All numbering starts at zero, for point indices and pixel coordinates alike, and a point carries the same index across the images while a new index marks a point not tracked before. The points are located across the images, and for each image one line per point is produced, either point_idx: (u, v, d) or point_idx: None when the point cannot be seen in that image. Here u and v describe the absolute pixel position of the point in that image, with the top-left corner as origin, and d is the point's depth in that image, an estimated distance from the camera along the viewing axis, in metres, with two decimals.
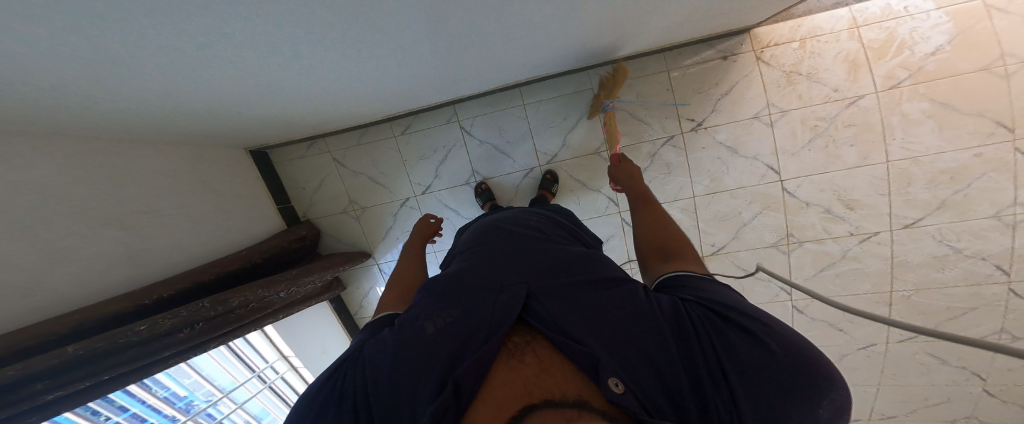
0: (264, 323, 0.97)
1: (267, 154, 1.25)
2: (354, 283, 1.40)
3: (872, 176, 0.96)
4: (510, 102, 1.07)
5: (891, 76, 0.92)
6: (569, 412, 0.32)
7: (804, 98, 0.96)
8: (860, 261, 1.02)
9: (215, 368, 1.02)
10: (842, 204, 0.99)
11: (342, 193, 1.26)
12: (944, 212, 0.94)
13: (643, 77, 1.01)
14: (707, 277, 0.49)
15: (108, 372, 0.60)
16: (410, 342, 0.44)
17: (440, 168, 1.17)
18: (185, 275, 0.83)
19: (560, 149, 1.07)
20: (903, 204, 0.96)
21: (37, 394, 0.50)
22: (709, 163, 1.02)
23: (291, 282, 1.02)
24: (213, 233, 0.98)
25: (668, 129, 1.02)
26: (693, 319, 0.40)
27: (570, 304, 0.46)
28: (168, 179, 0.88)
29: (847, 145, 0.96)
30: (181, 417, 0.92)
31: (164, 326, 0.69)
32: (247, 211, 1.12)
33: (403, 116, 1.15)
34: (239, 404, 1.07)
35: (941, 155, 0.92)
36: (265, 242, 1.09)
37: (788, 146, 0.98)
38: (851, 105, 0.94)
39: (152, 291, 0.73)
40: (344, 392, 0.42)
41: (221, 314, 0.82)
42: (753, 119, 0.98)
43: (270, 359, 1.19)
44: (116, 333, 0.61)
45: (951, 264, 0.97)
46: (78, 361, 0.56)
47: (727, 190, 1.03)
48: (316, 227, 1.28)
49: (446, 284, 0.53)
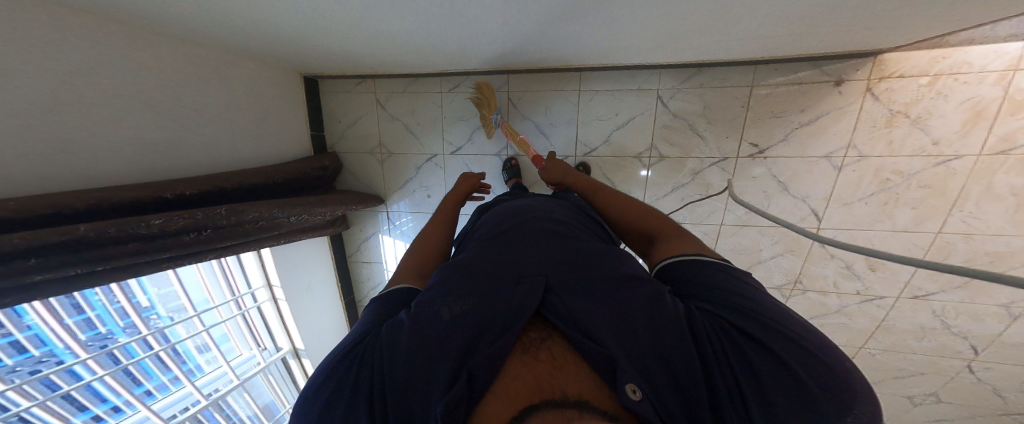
0: (268, 244, 0.95)
1: (314, 80, 1.19)
2: (359, 225, 1.38)
3: (912, 242, 0.95)
4: (566, 84, 1.02)
5: (1009, 138, 0.84)
6: (569, 412, 0.33)
7: (894, 146, 0.89)
8: (850, 317, 1.07)
9: (195, 284, 1.01)
10: (865, 264, 0.99)
11: (374, 135, 1.23)
12: (961, 291, 0.96)
13: (722, 88, 0.94)
14: (704, 259, 0.47)
15: (100, 264, 0.62)
16: (423, 325, 0.43)
17: (476, 133, 1.16)
18: (207, 177, 0.80)
19: (601, 144, 1.04)
20: (925, 276, 0.97)
21: (27, 273, 0.53)
22: (754, 194, 0.98)
23: (305, 210, 0.99)
24: (237, 148, 0.93)
25: (724, 150, 0.97)
26: (711, 333, 0.38)
27: (586, 299, 0.45)
28: (200, 80, 0.82)
29: (907, 206, 0.93)
30: (143, 330, 0.92)
31: (175, 225, 0.69)
32: (276, 131, 1.06)
33: (457, 73, 1.10)
34: (205, 328, 1.06)
35: (996, 237, 0.90)
36: (290, 164, 1.06)
37: (844, 194, 0.95)
38: (942, 163, 0.88)
39: (174, 186, 0.73)
40: (356, 369, 0.42)
41: (233, 224, 0.81)
42: (823, 159, 0.93)
43: (254, 285, 1.15)
44: (127, 222, 0.63)
45: (933, 336, 1.03)
46: (74, 245, 0.58)
47: (758, 225, 1.01)
48: (338, 161, 1.25)
49: (463, 269, 0.52)
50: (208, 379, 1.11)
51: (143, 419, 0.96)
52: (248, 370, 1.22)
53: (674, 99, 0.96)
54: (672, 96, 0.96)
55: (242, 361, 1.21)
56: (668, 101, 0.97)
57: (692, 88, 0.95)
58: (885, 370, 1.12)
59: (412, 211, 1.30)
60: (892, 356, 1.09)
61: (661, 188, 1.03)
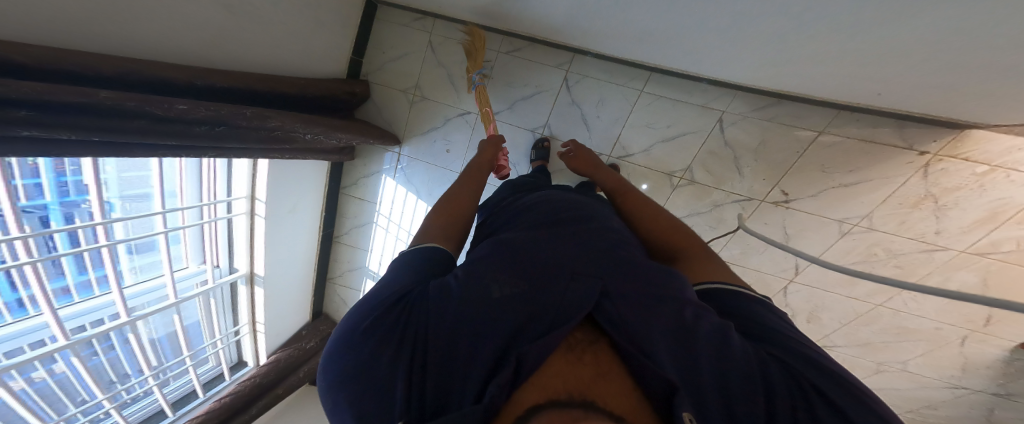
0: (268, 155, 0.85)
1: (376, 6, 1.14)
2: (364, 159, 1.31)
3: (851, 308, 1.16)
4: (631, 82, 1.05)
5: (996, 244, 0.97)
6: (575, 412, 0.32)
7: (903, 226, 1.01)
8: None
9: (174, 174, 0.91)
10: (805, 315, 1.22)
11: (415, 74, 1.16)
12: (859, 348, 1.22)
13: (789, 128, 1.00)
14: (750, 295, 0.49)
15: (101, 135, 0.47)
16: (471, 299, 0.44)
17: (517, 105, 1.13)
18: (239, 75, 0.71)
19: (639, 152, 1.10)
20: (841, 337, 1.22)
21: (19, 126, 0.38)
22: (755, 239, 1.13)
23: (325, 132, 0.90)
24: (255, 28, 0.76)
25: (753, 191, 1.07)
26: (780, 377, 0.36)
27: (643, 312, 0.43)
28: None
29: (872, 279, 1.10)
30: (95, 218, 0.77)
31: (200, 114, 0.58)
32: (298, 17, 0.88)
33: (519, 38, 1.07)
34: (166, 228, 0.92)
35: (918, 317, 1.12)
36: (321, 81, 0.98)
37: (836, 257, 1.09)
38: (929, 251, 1.02)
39: (210, 75, 0.63)
40: (403, 322, 0.43)
41: (251, 128, 0.70)
42: (837, 222, 1.05)
43: (236, 194, 1.05)
44: (154, 100, 0.50)
45: None
46: (81, 109, 0.43)
47: (745, 265, 1.18)
48: (368, 90, 1.17)
49: (513, 254, 0.52)
50: (139, 290, 0.93)
51: (40, 328, 0.74)
52: (187, 290, 1.06)
53: (733, 127, 1.03)
54: (734, 122, 1.02)
55: (187, 276, 1.06)
56: (727, 127, 1.03)
57: (757, 119, 1.01)
58: None
59: (415, 157, 1.25)
60: None
61: (677, 210, 1.14)
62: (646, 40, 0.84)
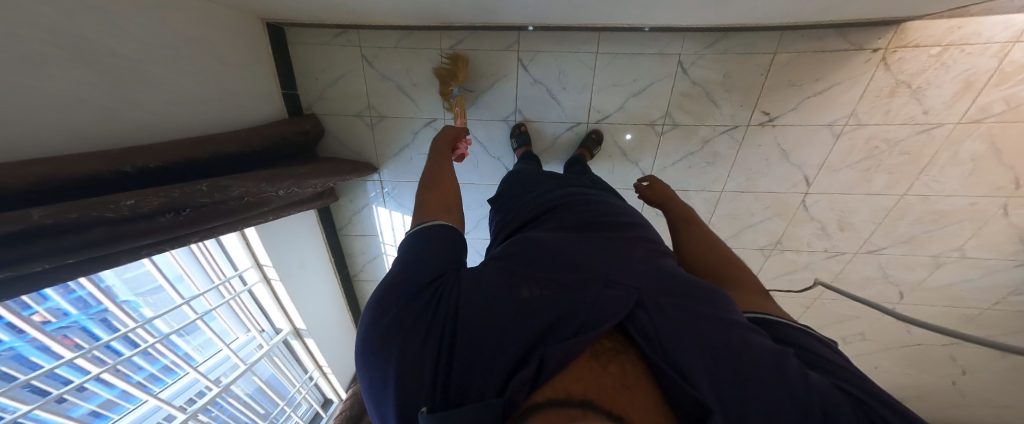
0: (253, 221, 0.90)
1: (279, 27, 1.05)
2: (348, 196, 1.36)
3: (879, 204, 1.11)
4: (585, 45, 1.00)
5: (985, 109, 0.93)
6: (574, 410, 0.35)
7: (890, 115, 0.97)
8: (814, 271, 1.28)
9: (170, 262, 0.92)
10: (837, 224, 1.16)
11: (362, 95, 1.14)
12: (904, 246, 1.17)
13: (748, 55, 0.95)
14: (806, 328, 0.44)
15: (72, 255, 0.52)
16: (501, 301, 0.46)
17: (480, 96, 1.11)
18: (171, 146, 0.69)
19: (615, 111, 1.07)
20: (880, 235, 1.16)
21: None
22: (754, 162, 1.08)
23: (295, 183, 0.93)
24: (205, 110, 0.82)
25: (736, 118, 1.03)
26: (846, 413, 0.33)
27: (678, 324, 0.43)
28: (129, 17, 0.65)
29: (883, 172, 1.05)
30: (130, 322, 0.86)
31: (149, 206, 0.60)
32: (236, 87, 0.92)
33: (459, 29, 1.02)
34: (199, 314, 1.02)
35: (948, 197, 1.06)
36: (266, 127, 0.96)
37: (836, 161, 1.05)
38: (925, 132, 0.98)
39: (135, 157, 0.62)
40: (436, 314, 0.46)
41: (216, 202, 0.73)
42: (825, 127, 1.01)
43: (240, 267, 1.11)
44: (94, 204, 0.53)
45: (873, 283, 1.28)
46: (28, 235, 0.46)
47: (755, 191, 1.13)
48: (321, 123, 1.17)
49: (544, 260, 0.54)
50: (211, 364, 1.08)
51: (155, 409, 0.94)
52: (251, 354, 1.22)
53: (695, 65, 0.98)
54: (693, 62, 0.97)
55: (242, 345, 1.20)
56: (689, 67, 0.98)
57: (715, 55, 0.96)
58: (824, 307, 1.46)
59: (394, 179, 1.30)
60: None
61: (669, 156, 1.11)
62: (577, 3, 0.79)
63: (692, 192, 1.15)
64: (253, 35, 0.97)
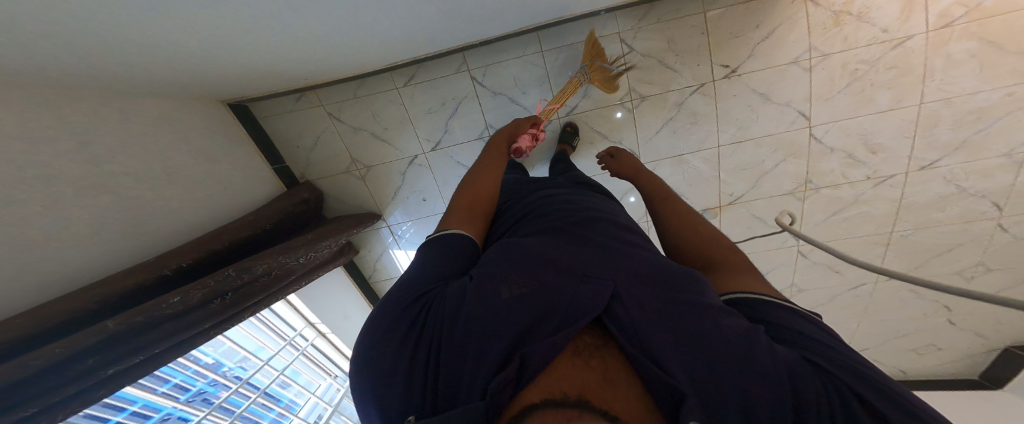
0: (289, 289, 1.03)
1: (243, 104, 1.15)
2: (366, 246, 1.45)
3: (901, 118, 0.99)
4: (528, 49, 1.05)
5: (947, 13, 0.88)
6: (569, 412, 0.27)
7: (850, 40, 0.93)
8: (870, 204, 1.11)
9: (244, 336, 1.10)
10: (865, 148, 1.03)
11: (343, 152, 1.22)
12: (960, 153, 1.00)
13: (680, 19, 0.97)
14: (787, 305, 0.40)
15: (158, 345, 0.65)
16: (487, 299, 0.38)
17: (450, 122, 1.15)
18: (195, 244, 0.85)
19: (581, 100, 1.09)
20: (923, 146, 1.01)
21: (101, 370, 0.55)
22: (738, 110, 1.03)
23: (308, 248, 1.05)
24: (208, 203, 0.96)
25: (698, 76, 1.02)
26: (819, 388, 0.28)
27: (655, 314, 0.37)
28: (146, 140, 0.82)
29: (883, 88, 0.96)
30: (231, 384, 1.02)
31: (195, 297, 0.73)
32: (233, 179, 1.06)
33: (406, 65, 1.09)
34: (279, 371, 1.19)
35: (974, 95, 0.93)
36: (268, 206, 1.10)
37: (822, 91, 0.99)
38: (896, 47, 0.92)
39: (169, 261, 0.76)
40: (413, 323, 0.39)
41: (248, 281, 0.87)
42: (790, 65, 0.97)
43: (298, 327, 1.31)
44: (151, 306, 0.65)
45: (953, 203, 1.06)
46: (119, 338, 0.59)
47: (753, 138, 1.06)
48: (317, 188, 1.28)
49: (535, 253, 0.45)
50: (307, 409, 1.25)
51: None
52: (333, 397, 1.39)
53: (637, 40, 1.01)
54: (634, 36, 1.00)
55: (325, 390, 1.38)
56: (633, 43, 1.01)
57: (651, 25, 0.99)
58: (924, 249, 1.14)
59: (407, 219, 1.33)
60: (923, 232, 1.11)
61: (650, 127, 1.08)
62: (486, 18, 0.87)
63: (688, 155, 1.10)
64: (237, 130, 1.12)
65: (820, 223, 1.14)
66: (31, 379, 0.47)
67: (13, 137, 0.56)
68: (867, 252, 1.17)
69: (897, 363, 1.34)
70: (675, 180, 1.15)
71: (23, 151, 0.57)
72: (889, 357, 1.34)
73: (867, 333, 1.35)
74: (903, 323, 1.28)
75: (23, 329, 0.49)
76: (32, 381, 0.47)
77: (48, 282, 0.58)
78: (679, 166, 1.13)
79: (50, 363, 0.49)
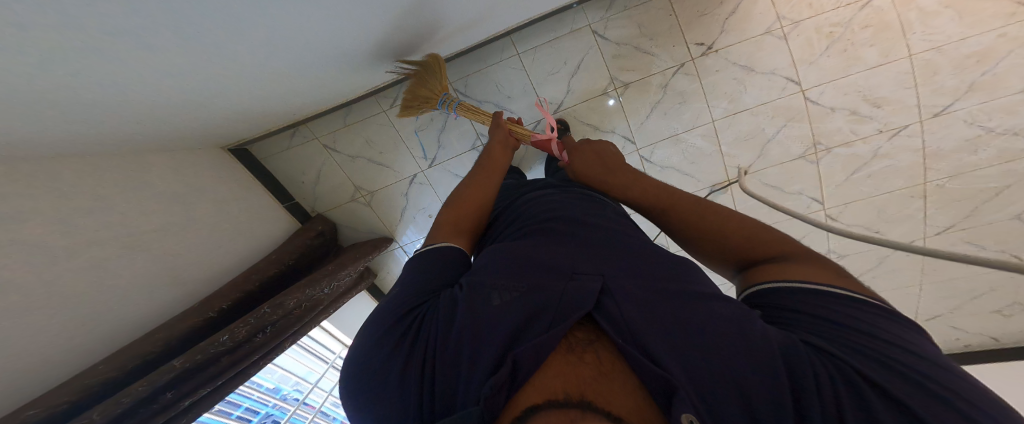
0: (320, 317, 1.11)
1: (245, 149, 1.23)
2: (383, 269, 1.47)
3: (896, 71, 0.95)
4: (503, 53, 1.09)
5: None
6: (572, 411, 0.28)
7: (816, 5, 0.93)
8: (894, 157, 1.04)
9: (293, 362, 1.23)
10: (868, 104, 1.00)
11: (345, 181, 1.28)
12: (974, 95, 0.94)
13: (645, 4, 0.99)
14: (834, 291, 0.36)
15: (219, 377, 0.77)
16: (476, 309, 0.41)
17: (442, 138, 1.20)
18: (232, 285, 0.94)
19: (565, 95, 1.11)
20: (930, 94, 0.96)
21: (176, 402, 0.68)
22: (724, 85, 1.03)
23: (331, 278, 1.11)
24: (234, 244, 1.05)
25: (676, 57, 1.02)
26: (816, 370, 0.30)
27: (641, 307, 0.39)
28: (174, 195, 0.92)
29: (866, 46, 0.95)
30: (291, 406, 1.17)
31: (241, 334, 0.83)
32: (252, 218, 1.15)
33: (389, 88, 1.15)
34: (328, 391, 1.32)
35: (964, 41, 0.90)
36: (289, 242, 1.19)
37: (804, 56, 0.98)
38: (862, 8, 0.92)
39: (212, 304, 0.86)
40: (412, 336, 0.42)
41: (284, 315, 0.95)
42: (765, 35, 0.97)
43: (338, 349, 1.43)
44: (206, 346, 0.75)
45: (985, 144, 0.98)
46: (186, 375, 0.71)
47: (747, 109, 1.05)
48: (330, 220, 1.34)
49: (519, 258, 0.48)
50: None
51: None
52: None
53: (608, 29, 1.03)
54: (605, 26, 1.02)
55: None
56: (604, 32, 1.03)
57: (619, 14, 1.01)
58: (964, 199, 1.05)
59: (420, 236, 1.36)
60: (959, 181, 1.03)
61: (639, 113, 1.09)
62: (451, 28, 0.94)
63: (683, 134, 1.10)
64: (246, 174, 1.21)
65: (843, 184, 1.09)
66: (128, 413, 0.61)
67: (58, 215, 0.65)
68: (902, 208, 1.10)
69: (987, 330, 1.25)
70: (676, 160, 1.14)
71: (68, 216, 0.67)
72: (978, 322, 1.25)
73: (935, 297, 1.25)
74: (974, 280, 1.19)
75: (108, 374, 0.62)
76: (129, 414, 0.61)
77: (107, 335, 0.68)
78: (678, 146, 1.12)
79: (136, 399, 0.62)
